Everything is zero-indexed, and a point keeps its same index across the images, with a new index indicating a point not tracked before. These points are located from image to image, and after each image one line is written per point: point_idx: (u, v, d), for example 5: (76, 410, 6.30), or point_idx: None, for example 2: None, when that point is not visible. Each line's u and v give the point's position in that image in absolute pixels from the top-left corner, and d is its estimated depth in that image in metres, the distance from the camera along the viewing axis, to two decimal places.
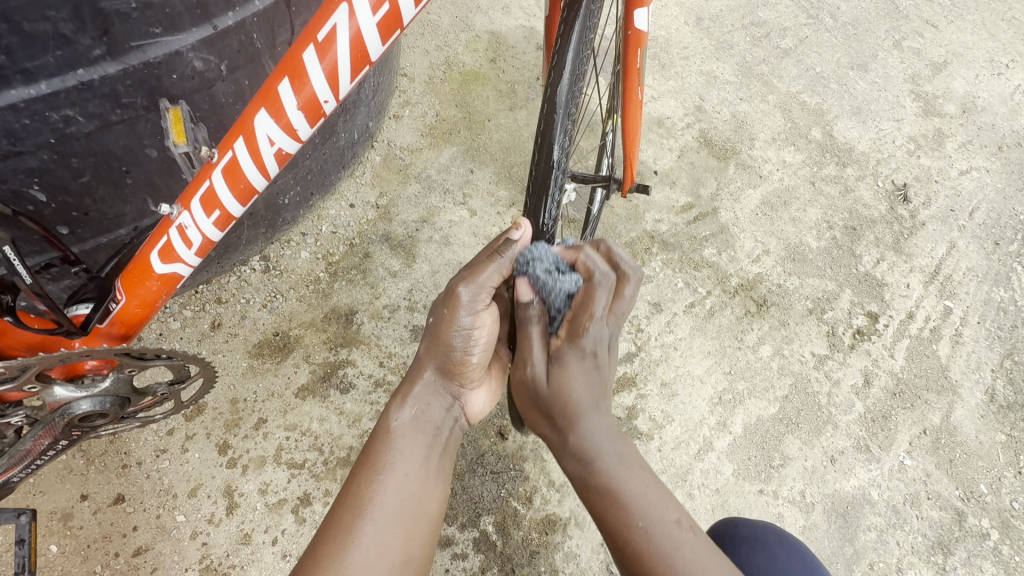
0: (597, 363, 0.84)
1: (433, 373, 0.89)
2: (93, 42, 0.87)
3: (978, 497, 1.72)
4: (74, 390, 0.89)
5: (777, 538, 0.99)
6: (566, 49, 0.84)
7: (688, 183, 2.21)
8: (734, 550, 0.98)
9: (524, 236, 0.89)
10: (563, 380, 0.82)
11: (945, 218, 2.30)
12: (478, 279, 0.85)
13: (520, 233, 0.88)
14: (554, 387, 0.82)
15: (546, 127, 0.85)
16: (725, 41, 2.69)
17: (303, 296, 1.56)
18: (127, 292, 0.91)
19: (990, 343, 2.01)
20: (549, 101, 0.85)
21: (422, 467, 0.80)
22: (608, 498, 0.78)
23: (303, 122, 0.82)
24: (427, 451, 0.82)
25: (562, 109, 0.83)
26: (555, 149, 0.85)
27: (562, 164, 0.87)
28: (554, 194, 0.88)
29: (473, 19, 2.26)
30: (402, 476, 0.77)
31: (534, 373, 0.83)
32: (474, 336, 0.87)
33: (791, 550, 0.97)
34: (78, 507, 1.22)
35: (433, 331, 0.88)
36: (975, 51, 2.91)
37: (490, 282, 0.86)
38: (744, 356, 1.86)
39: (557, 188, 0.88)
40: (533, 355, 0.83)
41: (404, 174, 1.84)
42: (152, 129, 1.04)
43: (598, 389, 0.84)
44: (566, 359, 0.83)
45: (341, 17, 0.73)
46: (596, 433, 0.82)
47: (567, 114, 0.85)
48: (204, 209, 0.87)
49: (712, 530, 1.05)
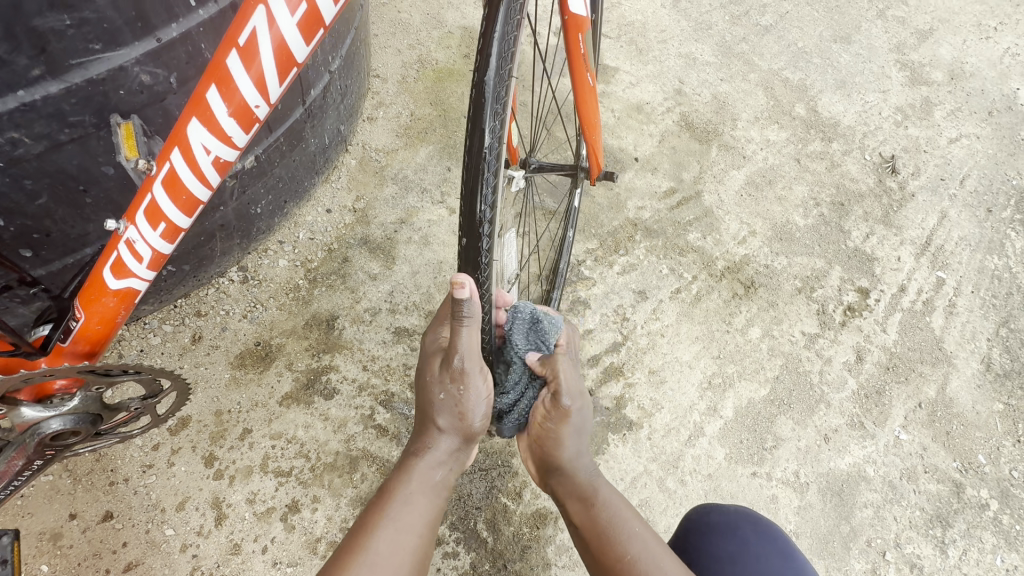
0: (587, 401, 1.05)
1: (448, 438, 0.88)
2: (30, 61, 0.86)
3: (976, 468, 1.70)
4: (42, 410, 0.88)
5: (751, 523, 0.98)
6: (494, 26, 0.77)
7: (670, 168, 2.19)
8: (704, 540, 0.98)
9: (471, 292, 0.76)
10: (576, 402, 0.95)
11: (935, 187, 2.27)
12: (464, 348, 0.80)
13: (466, 291, 0.75)
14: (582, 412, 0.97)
15: (475, 115, 0.77)
16: (704, 22, 2.66)
17: (283, 304, 1.56)
18: (85, 310, 0.90)
19: (985, 312, 1.99)
20: (477, 85, 0.77)
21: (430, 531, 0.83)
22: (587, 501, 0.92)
23: (237, 128, 0.81)
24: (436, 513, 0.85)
25: (489, 94, 0.76)
26: (485, 136, 0.77)
27: (496, 150, 0.78)
28: (490, 179, 0.78)
29: (445, 15, 2.25)
30: (415, 536, 0.80)
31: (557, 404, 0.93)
32: (479, 399, 0.85)
33: (763, 533, 0.97)
34: (67, 526, 1.23)
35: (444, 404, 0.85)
36: (962, 16, 2.86)
37: (475, 344, 0.81)
38: (733, 339, 1.84)
39: (491, 177, 0.79)
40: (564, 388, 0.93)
41: (380, 176, 1.84)
42: (105, 147, 1.04)
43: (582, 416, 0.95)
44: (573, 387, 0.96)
45: (260, 21, 0.72)
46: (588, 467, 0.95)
47: (496, 96, 0.77)
48: (150, 223, 0.86)
49: (686, 516, 1.06)
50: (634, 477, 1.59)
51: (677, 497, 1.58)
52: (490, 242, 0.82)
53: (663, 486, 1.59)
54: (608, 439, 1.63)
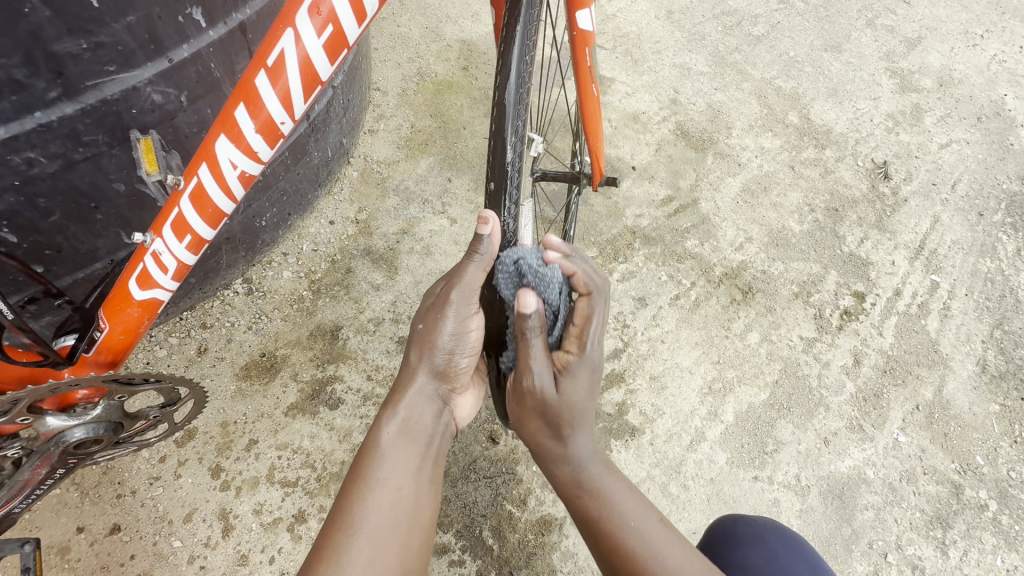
0: (596, 374, 0.89)
1: (428, 377, 0.87)
2: (48, 84, 0.88)
3: (974, 469, 1.72)
4: (66, 419, 0.90)
5: (777, 533, 1.00)
6: (510, 48, 0.84)
7: (667, 176, 2.23)
8: (735, 550, 0.99)
9: (493, 229, 0.84)
10: (570, 389, 0.85)
11: (927, 192, 2.31)
12: (464, 283, 0.85)
13: (489, 227, 0.83)
14: (560, 396, 0.85)
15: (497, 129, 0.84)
16: (697, 32, 2.71)
17: (287, 315, 1.58)
18: (109, 320, 0.92)
19: (979, 314, 2.02)
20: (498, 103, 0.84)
21: (416, 480, 0.78)
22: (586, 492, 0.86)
23: (263, 143, 0.83)
24: (421, 462, 0.80)
25: (510, 107, 0.83)
26: (507, 150, 0.84)
27: (517, 163, 0.85)
28: (513, 190, 0.86)
29: (443, 29, 2.29)
30: (397, 489, 0.75)
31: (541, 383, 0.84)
32: (462, 333, 0.87)
33: (791, 547, 0.98)
34: (75, 540, 1.23)
35: (423, 337, 0.87)
36: (948, 25, 2.92)
37: (475, 283, 0.86)
38: (732, 345, 1.87)
39: (514, 188, 0.86)
40: (537, 363, 0.84)
41: (381, 187, 1.86)
42: (117, 164, 1.06)
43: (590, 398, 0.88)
44: (572, 369, 0.86)
45: (288, 43, 0.74)
46: (583, 451, 0.88)
47: (516, 110, 0.83)
48: (176, 235, 0.88)
49: (712, 527, 1.07)
50: (637, 483, 1.60)
51: (679, 502, 1.59)
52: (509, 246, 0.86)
53: (665, 491, 1.60)
54: (610, 445, 1.64)
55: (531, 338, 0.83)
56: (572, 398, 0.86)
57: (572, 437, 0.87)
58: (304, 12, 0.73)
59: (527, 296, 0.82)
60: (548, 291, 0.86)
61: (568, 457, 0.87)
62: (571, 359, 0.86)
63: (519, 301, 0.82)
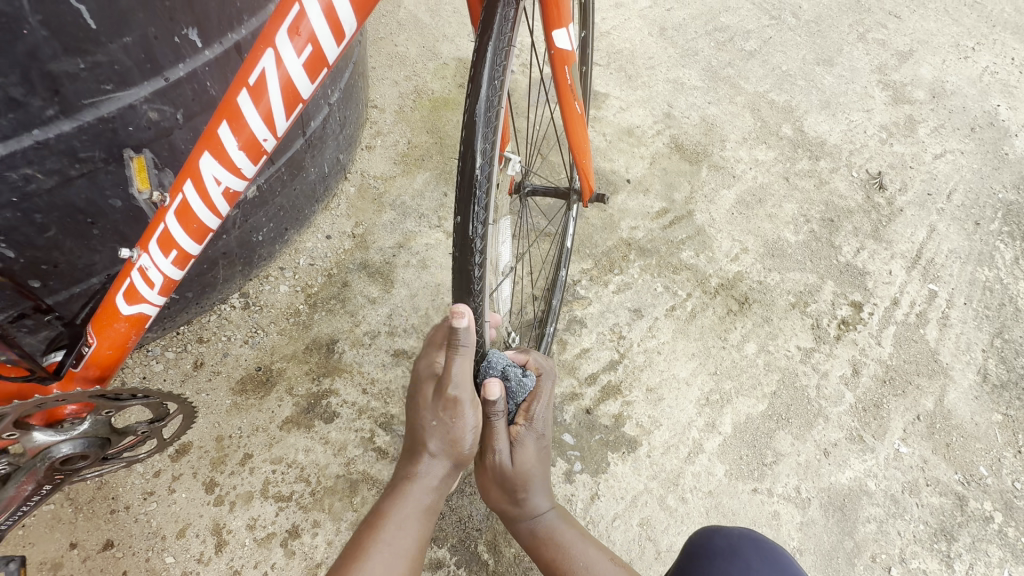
0: (545, 440, 1.01)
1: (438, 459, 0.89)
2: (44, 102, 0.91)
3: (979, 480, 1.70)
4: (53, 434, 0.90)
5: (752, 544, 0.97)
6: (483, 58, 0.80)
7: (662, 189, 2.25)
8: (711, 563, 0.95)
9: (468, 322, 0.79)
10: (522, 460, 0.98)
11: (923, 203, 2.32)
12: (456, 377, 0.81)
13: (464, 320, 0.78)
14: (515, 466, 0.98)
15: (466, 146, 0.79)
16: (690, 48, 2.76)
17: (283, 329, 1.59)
18: (97, 335, 0.93)
19: (979, 323, 2.01)
20: (469, 115, 0.80)
21: (420, 551, 0.85)
22: (554, 549, 1.01)
23: (246, 160, 0.83)
24: (425, 532, 0.87)
25: (481, 120, 0.78)
26: (478, 159, 0.79)
27: (488, 174, 0.80)
28: (481, 201, 0.80)
29: (440, 47, 2.35)
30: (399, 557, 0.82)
31: (498, 458, 0.96)
32: (468, 427, 0.85)
33: (765, 555, 0.95)
34: (68, 556, 1.23)
35: (433, 428, 0.86)
36: (940, 38, 2.97)
37: (467, 373, 0.82)
38: (729, 355, 1.86)
39: (482, 203, 0.80)
40: (499, 442, 0.95)
41: (378, 203, 1.88)
42: (113, 180, 1.08)
43: (545, 464, 1.01)
44: (522, 438, 0.98)
45: (269, 62, 0.74)
46: (542, 504, 1.03)
47: (487, 121, 0.79)
48: (162, 250, 0.89)
49: (687, 543, 1.02)
50: (635, 496, 1.58)
51: (678, 515, 1.57)
52: (482, 264, 0.83)
53: (664, 504, 1.58)
54: (607, 457, 1.63)
55: (496, 419, 0.93)
56: (526, 466, 0.98)
57: (528, 497, 1.00)
58: (284, 33, 0.72)
59: (493, 387, 0.87)
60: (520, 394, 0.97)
61: (526, 513, 1.02)
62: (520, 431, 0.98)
63: (485, 390, 0.87)
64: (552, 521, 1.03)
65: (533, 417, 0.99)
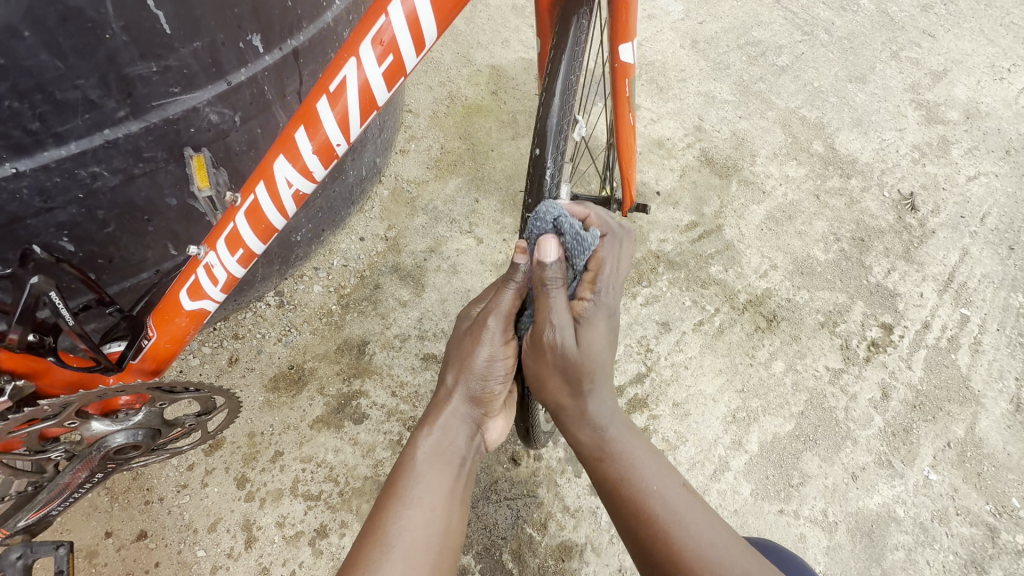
0: (613, 318, 0.84)
1: (464, 402, 0.83)
2: (118, 104, 0.94)
3: (1010, 512, 1.66)
4: (110, 424, 0.92)
5: (774, 553, 0.98)
6: (558, 71, 0.87)
7: (691, 202, 2.24)
8: None
9: (529, 261, 0.82)
10: (587, 342, 0.80)
11: (955, 225, 2.29)
12: (500, 310, 0.82)
13: (525, 257, 0.81)
14: (581, 349, 0.80)
15: (540, 145, 0.86)
16: (721, 62, 2.75)
17: (316, 328, 1.61)
18: (158, 329, 0.96)
19: (1012, 350, 1.97)
20: (543, 124, 0.87)
21: (450, 504, 0.76)
22: (621, 467, 0.83)
23: (318, 165, 0.85)
24: (454, 485, 0.78)
25: (553, 127, 0.86)
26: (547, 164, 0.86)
27: (556, 175, 0.88)
28: (549, 200, 0.87)
29: (473, 54, 2.37)
30: (431, 510, 0.74)
31: (560, 342, 0.79)
32: (501, 359, 0.83)
33: (787, 564, 0.96)
34: (103, 544, 1.25)
35: (458, 362, 0.83)
36: (975, 58, 2.93)
37: (510, 309, 0.83)
38: (756, 373, 1.84)
39: (551, 199, 0.88)
40: (559, 320, 0.78)
41: (411, 206, 1.90)
42: (171, 180, 1.11)
43: (612, 352, 0.84)
44: (588, 316, 0.81)
45: (351, 70, 0.76)
46: (603, 409, 0.86)
47: (559, 131, 0.87)
48: (229, 249, 0.91)
49: None
50: None
51: None
52: None
53: None
54: None
55: (553, 291, 0.77)
56: (591, 351, 0.81)
57: (592, 393, 0.84)
58: (368, 42, 0.74)
59: (549, 244, 0.76)
60: (581, 256, 0.80)
61: (587, 416, 0.85)
62: (586, 306, 0.81)
63: (541, 250, 0.77)
64: (616, 435, 0.86)
65: (601, 290, 0.81)
